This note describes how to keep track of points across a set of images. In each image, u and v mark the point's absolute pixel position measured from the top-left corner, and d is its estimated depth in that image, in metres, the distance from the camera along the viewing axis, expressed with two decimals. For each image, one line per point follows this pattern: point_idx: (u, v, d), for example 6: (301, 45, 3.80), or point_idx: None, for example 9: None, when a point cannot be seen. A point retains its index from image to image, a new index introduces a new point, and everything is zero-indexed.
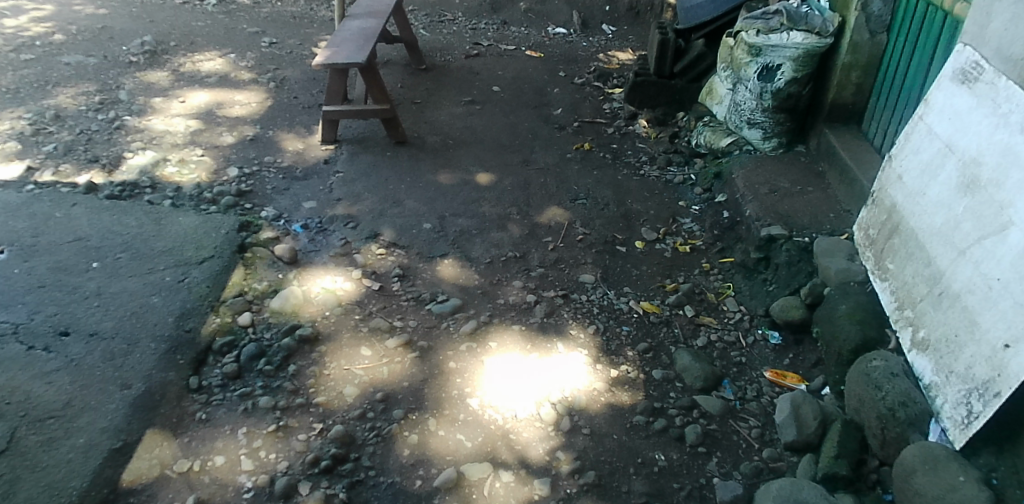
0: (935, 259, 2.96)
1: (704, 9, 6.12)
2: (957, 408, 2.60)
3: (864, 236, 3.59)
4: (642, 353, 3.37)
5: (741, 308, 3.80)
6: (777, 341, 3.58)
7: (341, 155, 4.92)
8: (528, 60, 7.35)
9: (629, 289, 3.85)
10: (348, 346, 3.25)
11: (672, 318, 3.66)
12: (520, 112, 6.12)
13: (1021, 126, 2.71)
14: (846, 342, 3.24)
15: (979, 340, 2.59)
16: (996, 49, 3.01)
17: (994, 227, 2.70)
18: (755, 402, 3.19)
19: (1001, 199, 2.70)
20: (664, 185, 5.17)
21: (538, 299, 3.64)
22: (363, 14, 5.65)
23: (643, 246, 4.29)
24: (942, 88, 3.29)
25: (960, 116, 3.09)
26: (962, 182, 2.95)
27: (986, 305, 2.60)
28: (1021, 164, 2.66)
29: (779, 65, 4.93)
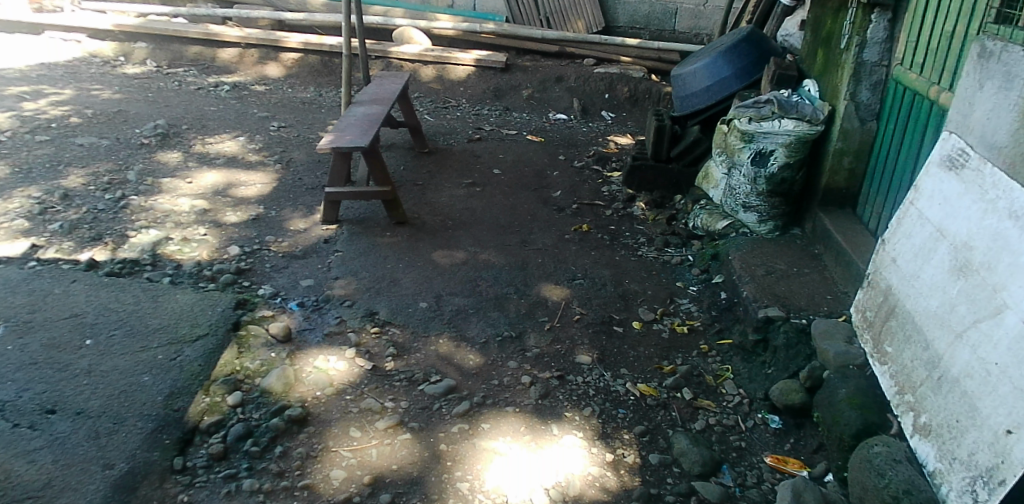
0: (933, 342, 2.96)
1: (698, 97, 6.26)
2: (962, 496, 2.54)
3: (862, 319, 3.60)
4: (639, 437, 3.32)
5: (739, 391, 3.77)
6: (777, 425, 3.52)
7: (341, 235, 4.99)
8: (529, 145, 7.54)
9: (626, 370, 3.83)
10: (338, 427, 3.21)
11: (669, 401, 3.62)
12: (520, 194, 6.23)
13: (1010, 212, 2.74)
14: (847, 427, 3.19)
15: (981, 426, 2.54)
16: (979, 138, 3.09)
17: (989, 310, 2.69)
18: (755, 489, 3.12)
19: (993, 283, 2.71)
20: (662, 266, 5.21)
21: (534, 380, 3.62)
22: (368, 100, 5.84)
23: (640, 326, 4.29)
24: (931, 174, 3.37)
25: (950, 202, 3.15)
26: (955, 265, 2.97)
27: (985, 390, 2.56)
28: (1011, 248, 2.67)
29: (771, 151, 5.07)
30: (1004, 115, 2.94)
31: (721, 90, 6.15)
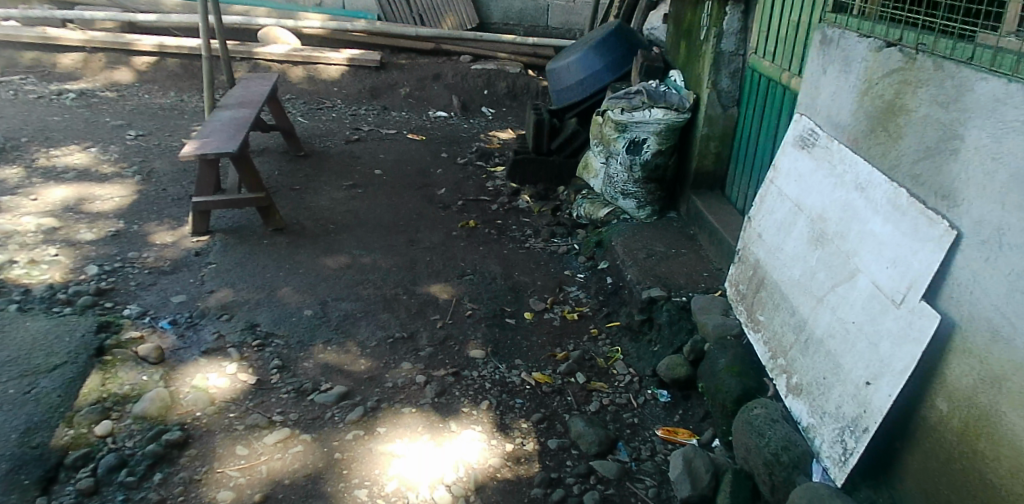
0: (798, 308, 3.17)
1: (573, 91, 6.41)
2: (833, 446, 2.72)
3: (736, 292, 3.82)
4: (536, 424, 3.37)
5: (629, 370, 3.90)
6: (666, 399, 3.67)
7: (214, 246, 4.75)
8: (410, 143, 7.46)
9: (520, 360, 3.87)
10: (223, 447, 3.06)
11: (563, 386, 3.69)
12: (403, 194, 6.16)
13: (855, 183, 2.97)
14: (729, 394, 3.36)
15: (844, 380, 2.74)
16: (826, 118, 3.34)
17: (844, 275, 2.91)
18: (649, 462, 3.24)
19: (846, 250, 2.93)
20: (549, 256, 5.30)
21: (428, 378, 3.60)
22: (235, 104, 5.59)
23: (531, 316, 4.35)
24: (787, 153, 3.61)
25: (804, 178, 3.38)
26: (813, 236, 3.20)
27: (846, 347, 2.77)
28: (859, 217, 2.90)
29: (644, 140, 5.28)
30: (845, 96, 3.18)
31: (594, 82, 6.31)
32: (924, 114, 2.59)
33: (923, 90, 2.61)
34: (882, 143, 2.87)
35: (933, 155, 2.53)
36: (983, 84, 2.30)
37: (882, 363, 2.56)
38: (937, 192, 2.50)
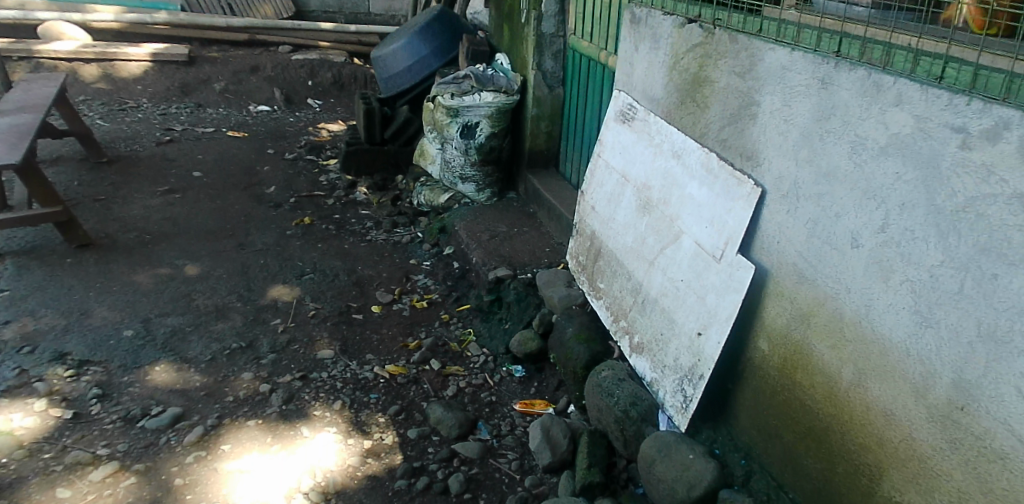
0: (633, 273, 3.34)
1: (402, 78, 6.35)
2: (675, 396, 2.90)
3: (577, 263, 3.96)
4: (394, 416, 3.32)
5: (483, 351, 3.93)
6: (521, 374, 3.75)
7: (4, 271, 4.23)
8: (230, 142, 7.03)
9: (371, 355, 3.78)
10: (40, 493, 2.75)
11: (418, 375, 3.65)
12: (228, 196, 5.80)
13: (672, 151, 3.16)
14: (578, 361, 3.49)
15: (679, 334, 2.93)
16: (642, 93, 3.52)
17: (670, 237, 3.10)
18: (510, 436, 3.30)
19: (670, 214, 3.12)
20: (393, 247, 5.21)
21: (273, 386, 3.43)
22: (14, 109, 4.99)
23: (379, 309, 4.27)
24: (610, 128, 3.78)
25: (628, 149, 3.56)
26: (640, 203, 3.37)
27: (678, 303, 2.96)
28: (678, 182, 3.09)
29: (476, 123, 5.32)
30: (656, 71, 3.36)
31: (422, 68, 6.29)
32: (725, 83, 2.79)
33: (722, 61, 2.80)
34: (692, 112, 3.06)
35: (736, 120, 2.73)
36: (771, 53, 2.50)
37: (710, 314, 2.76)
38: (742, 154, 2.71)
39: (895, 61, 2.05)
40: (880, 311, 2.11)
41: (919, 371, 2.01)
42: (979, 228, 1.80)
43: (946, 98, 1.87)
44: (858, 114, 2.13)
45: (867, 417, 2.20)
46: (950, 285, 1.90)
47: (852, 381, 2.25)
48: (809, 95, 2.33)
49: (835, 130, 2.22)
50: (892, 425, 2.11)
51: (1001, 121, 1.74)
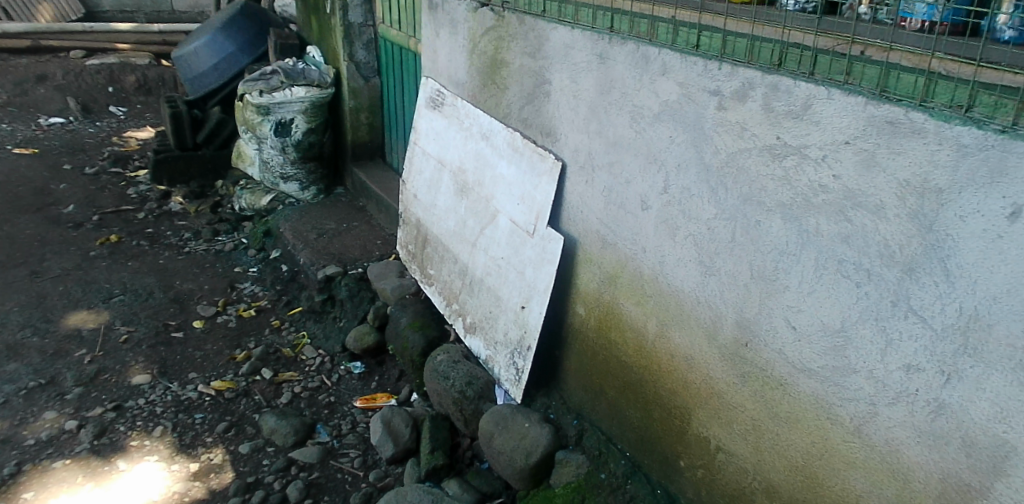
0: (459, 256, 3.40)
1: (208, 77, 5.98)
2: (508, 369, 2.99)
3: (407, 252, 3.96)
4: (223, 433, 3.18)
5: (318, 352, 3.83)
6: (361, 370, 3.70)
7: None
8: (16, 160, 6.32)
9: (195, 373, 3.58)
10: None
11: (249, 387, 3.51)
12: (16, 220, 5.24)
13: (481, 133, 3.23)
14: (414, 349, 3.51)
15: (506, 309, 3.02)
16: (447, 78, 3.55)
17: (488, 217, 3.18)
18: (351, 434, 3.25)
19: (485, 194, 3.19)
20: (215, 256, 4.93)
21: (82, 422, 3.18)
22: None
23: (202, 324, 4.04)
24: (422, 115, 3.79)
25: (440, 135, 3.59)
26: (457, 187, 3.42)
27: (501, 280, 3.05)
28: (489, 162, 3.16)
29: (291, 120, 5.15)
30: (457, 56, 3.41)
31: (230, 66, 5.99)
32: (520, 64, 2.89)
33: (514, 44, 2.90)
34: (494, 95, 3.14)
35: (533, 99, 2.84)
36: (555, 32, 2.63)
37: (530, 287, 2.87)
38: (542, 131, 2.83)
39: (659, 33, 2.21)
40: (672, 265, 2.30)
41: (709, 315, 2.20)
42: (740, 181, 2.00)
43: (702, 64, 2.05)
44: (633, 86, 2.31)
45: (673, 364, 2.39)
46: (724, 234, 2.09)
47: (657, 333, 2.42)
48: (590, 71, 2.49)
49: (616, 102, 2.39)
50: (694, 368, 2.30)
51: (746, 82, 1.93)
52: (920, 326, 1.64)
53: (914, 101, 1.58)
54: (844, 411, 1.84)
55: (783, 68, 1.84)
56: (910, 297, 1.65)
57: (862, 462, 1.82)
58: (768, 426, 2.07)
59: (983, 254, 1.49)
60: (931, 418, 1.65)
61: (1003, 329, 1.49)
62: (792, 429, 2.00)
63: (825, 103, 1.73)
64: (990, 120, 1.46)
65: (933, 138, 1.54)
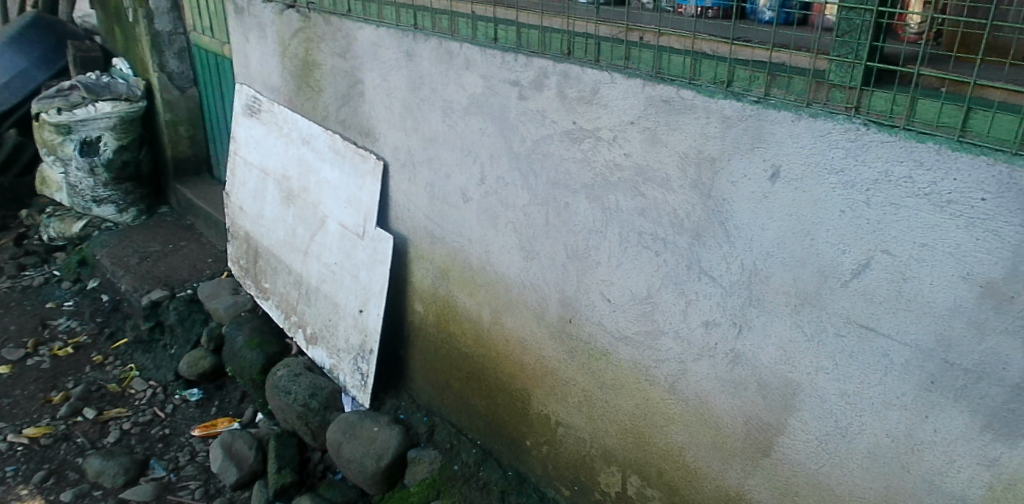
0: (292, 266, 3.30)
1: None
2: (353, 375, 2.95)
3: (239, 268, 3.78)
4: (41, 484, 2.97)
5: (149, 383, 3.57)
6: (198, 396, 3.49)
7: None
8: None
9: (4, 424, 3.31)
10: None
11: (70, 431, 3.25)
12: None
13: (301, 138, 3.14)
14: (253, 368, 3.36)
15: (344, 315, 2.97)
16: (262, 84, 3.42)
17: (317, 223, 3.10)
18: (190, 465, 3.08)
19: (311, 200, 3.11)
20: (22, 293, 4.42)
21: None
22: None
23: (11, 370, 3.69)
24: (240, 123, 3.62)
25: (260, 143, 3.46)
26: (282, 195, 3.31)
27: (336, 285, 2.99)
28: (313, 167, 3.08)
29: (98, 137, 4.75)
30: (269, 61, 3.30)
31: (25, 84, 5.39)
32: (332, 65, 2.84)
33: (324, 44, 2.85)
34: (310, 98, 3.07)
35: (348, 100, 2.81)
36: (362, 31, 2.62)
37: (364, 290, 2.85)
38: (360, 131, 2.80)
39: (459, 29, 2.26)
40: (497, 253, 2.37)
41: (534, 297, 2.29)
42: (546, 166, 2.12)
43: (500, 57, 2.15)
44: (441, 81, 2.37)
45: (508, 349, 2.45)
46: (539, 218, 2.19)
47: (490, 320, 2.48)
48: (399, 68, 2.52)
49: (428, 98, 2.43)
50: (527, 350, 2.37)
51: (540, 71, 2.05)
52: (712, 285, 1.79)
53: (684, 80, 1.73)
54: (659, 371, 1.98)
55: (572, 56, 1.96)
56: (701, 259, 1.80)
57: (680, 417, 1.97)
58: (597, 396, 2.18)
59: (753, 214, 1.67)
60: (731, 367, 1.81)
61: (778, 280, 1.66)
62: (618, 395, 2.11)
63: (610, 87, 1.88)
64: (747, 92, 1.63)
65: (702, 113, 1.70)
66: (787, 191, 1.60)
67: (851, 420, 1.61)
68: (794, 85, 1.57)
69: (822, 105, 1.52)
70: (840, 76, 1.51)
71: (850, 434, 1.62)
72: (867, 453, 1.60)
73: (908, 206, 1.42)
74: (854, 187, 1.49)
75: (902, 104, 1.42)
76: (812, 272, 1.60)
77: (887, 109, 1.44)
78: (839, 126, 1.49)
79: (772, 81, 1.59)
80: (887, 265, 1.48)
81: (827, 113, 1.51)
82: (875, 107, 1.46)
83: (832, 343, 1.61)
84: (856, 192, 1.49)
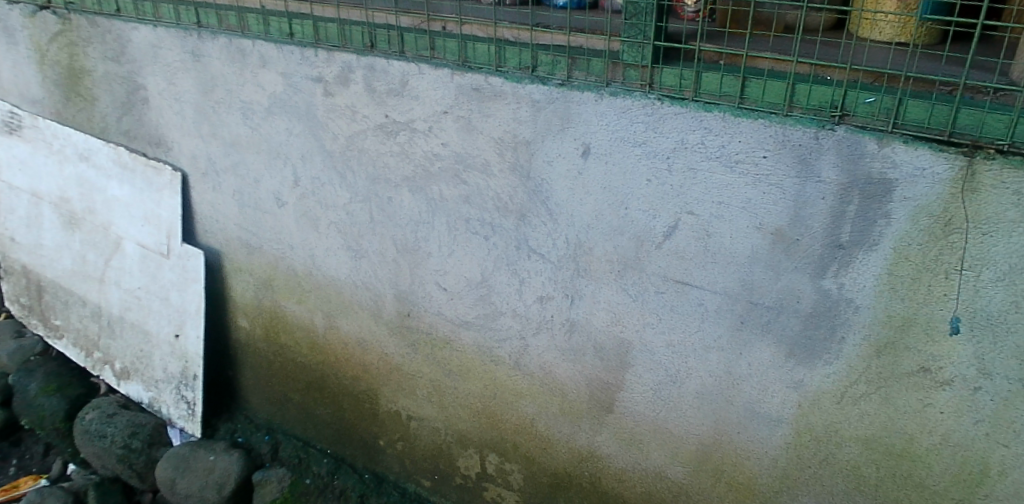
0: (87, 297, 2.96)
1: None
2: (179, 405, 2.73)
3: (19, 307, 3.32)
4: None
5: None
6: None
7: None
8: None
9: None
10: None
11: None
12: None
13: (78, 154, 2.80)
14: (55, 416, 2.99)
15: (158, 343, 2.73)
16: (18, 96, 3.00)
17: (111, 247, 2.80)
18: None
19: (101, 222, 2.80)
20: None
21: None
22: None
23: None
24: None
25: (26, 164, 3.04)
26: (63, 220, 2.95)
27: (144, 312, 2.73)
28: (97, 186, 2.77)
29: None
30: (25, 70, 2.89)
31: None
32: (105, 71, 2.56)
33: (91, 49, 2.56)
34: (82, 108, 2.74)
35: (130, 109, 2.55)
36: (137, 33, 2.38)
37: (179, 312, 2.64)
38: (150, 141, 2.56)
39: (250, 26, 2.13)
40: (322, 256, 2.29)
41: (368, 296, 2.24)
42: (363, 162, 2.08)
43: (299, 52, 2.06)
44: (236, 82, 2.23)
45: (347, 352, 2.38)
46: (363, 216, 2.15)
47: (324, 326, 2.40)
48: (186, 71, 2.32)
49: (223, 100, 2.28)
50: (367, 350, 2.33)
51: (344, 66, 2.00)
52: (541, 261, 1.87)
53: (491, 67, 1.77)
54: (502, 350, 2.03)
55: (376, 49, 1.93)
56: (528, 239, 1.87)
57: (527, 391, 2.04)
58: (446, 384, 2.20)
59: (571, 191, 1.75)
60: (568, 336, 1.90)
61: (601, 249, 1.77)
62: (465, 380, 2.14)
63: (419, 79, 1.88)
64: (551, 76, 1.70)
65: (511, 98, 1.76)
66: (598, 166, 1.70)
67: (680, 368, 1.76)
68: (592, 66, 1.66)
69: (620, 84, 1.63)
70: (633, 57, 1.61)
71: (680, 379, 1.77)
72: (697, 394, 1.76)
73: (703, 170, 1.57)
74: (657, 157, 1.62)
75: (688, 78, 1.56)
76: (629, 238, 1.71)
77: (676, 84, 1.57)
78: (637, 102, 1.61)
79: (573, 64, 1.67)
80: (692, 224, 1.62)
81: (625, 91, 1.62)
82: (666, 83, 1.58)
83: (655, 300, 1.74)
84: (659, 160, 1.62)
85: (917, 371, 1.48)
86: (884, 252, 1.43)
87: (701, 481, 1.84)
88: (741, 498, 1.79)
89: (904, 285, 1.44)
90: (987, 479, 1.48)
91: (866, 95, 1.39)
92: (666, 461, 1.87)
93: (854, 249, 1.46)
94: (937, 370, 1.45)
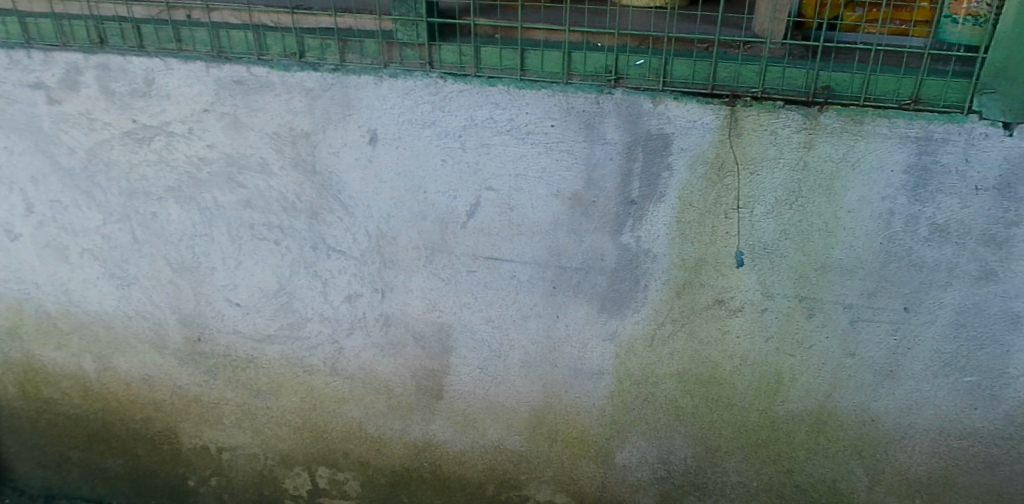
0: None
1: None
2: None
3: None
4: None
5: None
6: None
7: None
8: None
9: None
10: None
11: None
12: None
13: None
14: None
15: None
16: None
17: None
18: None
19: None
20: None
21: None
22: None
23: None
24: None
25: None
26: None
27: None
28: None
29: None
30: None
31: None
32: None
33: None
34: None
35: None
36: None
37: None
38: None
39: None
40: (79, 290, 1.98)
41: (147, 327, 1.98)
42: (114, 177, 1.80)
43: (6, 56, 1.72)
44: None
45: (130, 393, 2.10)
46: (124, 238, 1.88)
47: (95, 369, 2.08)
48: None
49: None
50: (155, 386, 2.07)
51: (69, 68, 1.70)
52: (343, 258, 1.76)
53: (252, 56, 1.61)
54: (314, 358, 1.91)
55: (108, 45, 1.67)
56: (324, 237, 1.75)
57: (349, 395, 1.94)
58: (256, 405, 2.02)
59: (364, 181, 1.67)
60: (384, 330, 1.83)
61: (405, 237, 1.71)
62: (278, 396, 1.99)
63: (166, 75, 1.66)
64: (322, 61, 1.59)
65: (281, 89, 1.62)
66: (389, 152, 1.62)
67: (501, 342, 1.78)
68: (366, 48, 1.57)
69: (398, 65, 1.57)
70: (408, 35, 1.55)
71: (504, 352, 1.79)
72: (522, 364, 1.79)
73: (496, 145, 1.57)
74: (448, 136, 1.58)
75: (468, 55, 1.53)
76: (433, 222, 1.68)
77: (456, 60, 1.54)
78: (419, 82, 1.56)
79: (345, 47, 1.57)
80: (493, 200, 1.62)
81: (405, 71, 1.56)
82: (446, 60, 1.55)
83: (467, 280, 1.72)
84: (451, 140, 1.58)
85: (713, 304, 1.62)
86: (671, 202, 1.54)
87: (538, 446, 1.88)
88: (577, 452, 1.87)
89: (692, 229, 1.56)
90: (782, 387, 1.67)
91: (636, 58, 1.47)
92: (502, 433, 1.89)
93: (646, 203, 1.55)
94: (730, 299, 1.61)
